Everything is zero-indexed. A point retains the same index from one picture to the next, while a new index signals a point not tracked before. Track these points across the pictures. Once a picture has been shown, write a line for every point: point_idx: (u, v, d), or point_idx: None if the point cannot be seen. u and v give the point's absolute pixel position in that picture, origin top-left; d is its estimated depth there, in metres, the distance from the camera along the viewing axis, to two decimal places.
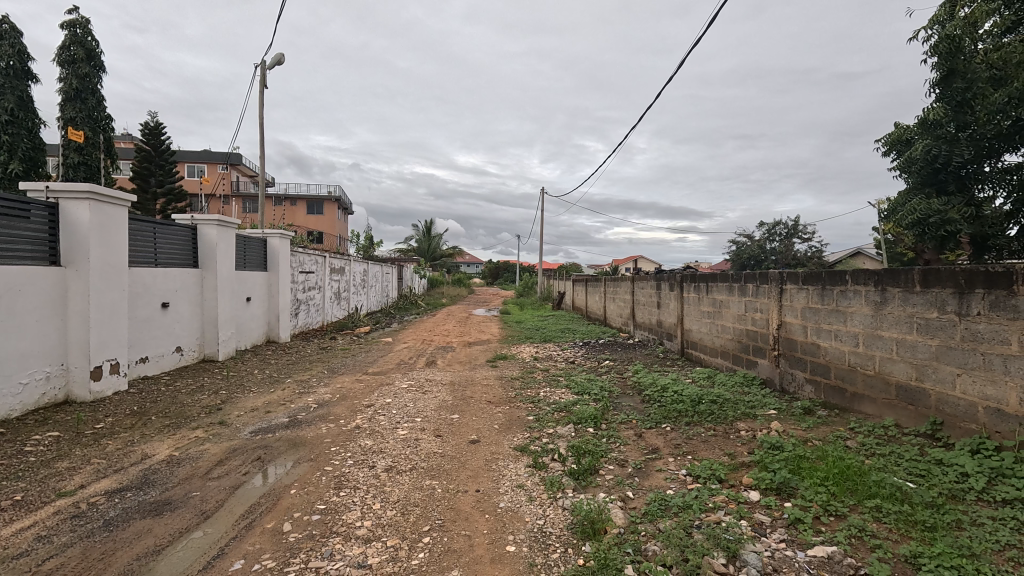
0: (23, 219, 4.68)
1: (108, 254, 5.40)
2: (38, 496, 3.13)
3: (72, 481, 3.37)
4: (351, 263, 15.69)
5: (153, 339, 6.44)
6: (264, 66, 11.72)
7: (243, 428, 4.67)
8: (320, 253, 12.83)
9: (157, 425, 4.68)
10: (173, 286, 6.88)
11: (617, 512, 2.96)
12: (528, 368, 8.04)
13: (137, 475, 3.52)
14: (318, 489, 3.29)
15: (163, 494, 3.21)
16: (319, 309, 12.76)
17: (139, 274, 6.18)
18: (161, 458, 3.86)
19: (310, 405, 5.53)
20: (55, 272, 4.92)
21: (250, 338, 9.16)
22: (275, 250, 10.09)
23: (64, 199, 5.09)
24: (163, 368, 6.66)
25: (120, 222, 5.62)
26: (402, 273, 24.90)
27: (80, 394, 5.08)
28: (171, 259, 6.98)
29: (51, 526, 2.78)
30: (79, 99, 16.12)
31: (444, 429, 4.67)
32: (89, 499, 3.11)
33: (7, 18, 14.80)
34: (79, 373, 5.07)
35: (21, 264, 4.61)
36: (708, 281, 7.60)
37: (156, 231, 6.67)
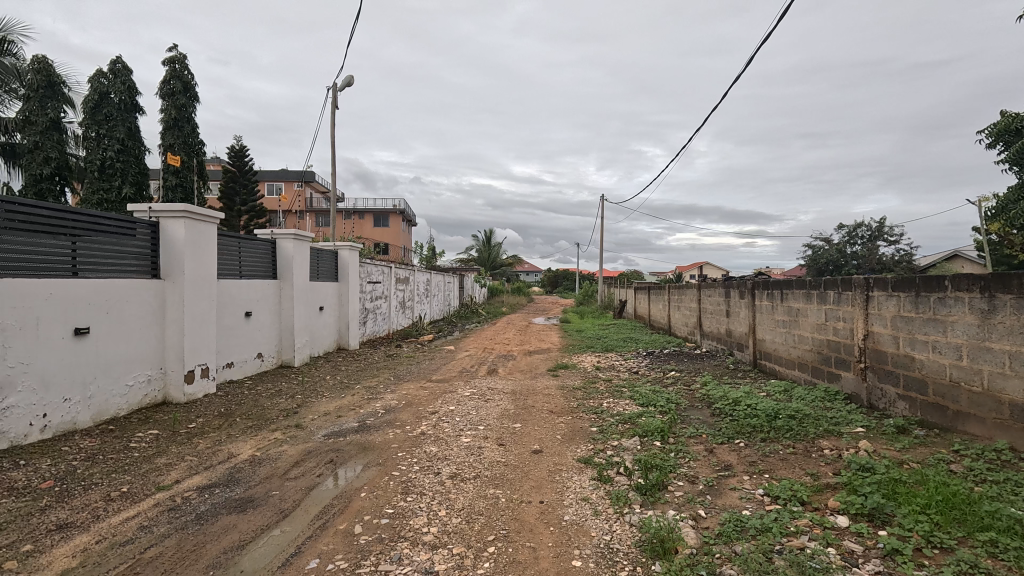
0: (130, 237, 5.22)
1: (200, 267, 5.89)
2: (141, 488, 3.44)
3: (169, 476, 3.67)
4: (415, 273, 16.18)
5: (237, 345, 6.94)
6: (335, 88, 12.47)
7: (317, 431, 4.90)
8: (386, 264, 13.34)
9: (241, 426, 5.02)
10: (255, 297, 7.38)
11: (688, 531, 2.82)
12: (590, 377, 7.91)
13: (224, 472, 3.78)
14: (386, 493, 3.39)
15: (246, 491, 3.43)
16: (385, 317, 13.26)
17: (226, 285, 6.69)
18: (245, 457, 4.14)
19: (378, 410, 5.72)
20: (155, 284, 5.42)
21: (323, 345, 9.66)
22: (345, 262, 10.60)
23: (163, 218, 5.61)
24: (246, 372, 7.16)
25: (211, 238, 6.13)
26: (463, 283, 25.42)
27: (176, 395, 5.56)
28: (253, 271, 7.50)
29: (152, 517, 3.04)
30: (177, 127, 17.79)
31: (507, 437, 4.68)
32: (184, 494, 3.37)
33: (119, 59, 16.64)
34: (175, 376, 5.56)
35: (129, 278, 5.14)
36: (783, 288, 7.16)
37: (241, 246, 7.21)
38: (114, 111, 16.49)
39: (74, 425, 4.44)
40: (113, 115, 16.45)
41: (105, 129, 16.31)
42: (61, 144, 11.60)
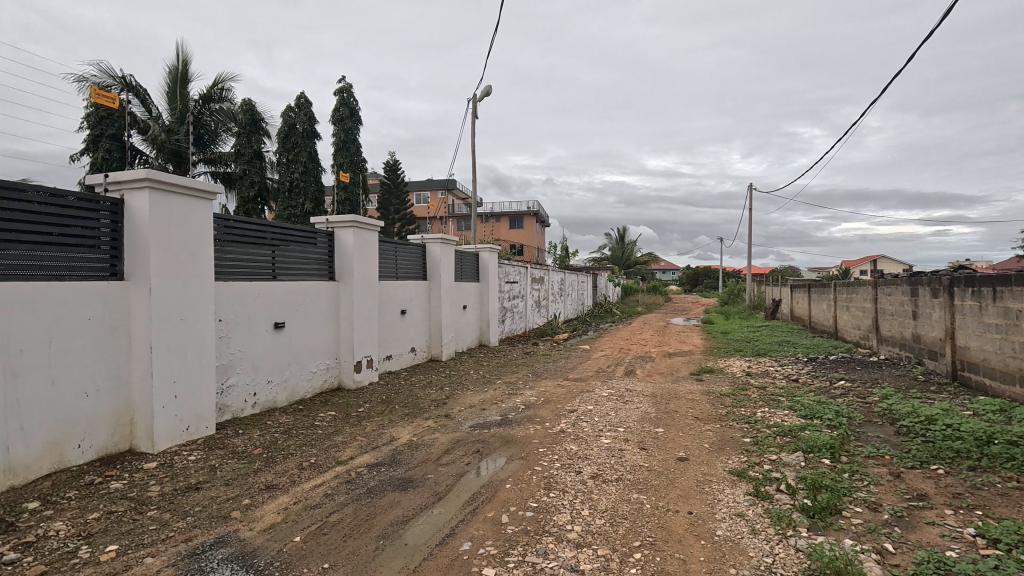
0: (313, 245, 6.10)
1: (365, 270, 6.66)
2: (325, 461, 4.00)
3: (345, 452, 4.22)
4: (550, 273, 16.44)
5: (395, 340, 7.73)
6: (475, 99, 13.23)
7: (464, 422, 5.24)
8: (522, 265, 13.77)
9: (400, 412, 5.57)
10: (409, 296, 8.14)
11: (871, 566, 2.44)
12: (739, 383, 7.28)
13: (388, 453, 4.23)
14: (530, 487, 3.49)
15: (407, 472, 3.80)
16: (522, 316, 13.70)
17: (385, 285, 7.48)
18: (404, 441, 4.58)
19: (518, 405, 5.92)
20: (331, 285, 6.27)
21: (466, 341, 10.31)
22: (486, 262, 11.17)
23: (337, 228, 6.47)
24: (403, 364, 7.94)
25: (374, 244, 6.90)
26: (597, 282, 25.20)
27: (348, 382, 6.38)
28: (407, 273, 8.28)
29: (334, 487, 3.51)
30: (345, 148, 20.39)
31: (649, 442, 4.51)
32: (357, 469, 3.85)
33: (302, 94, 19.59)
34: (347, 365, 6.38)
35: (312, 280, 6.01)
36: (997, 285, 5.84)
37: (397, 250, 8.01)
38: (299, 139, 19.47)
39: (274, 403, 5.34)
40: (298, 143, 19.43)
41: (292, 155, 19.33)
42: (262, 172, 13.38)
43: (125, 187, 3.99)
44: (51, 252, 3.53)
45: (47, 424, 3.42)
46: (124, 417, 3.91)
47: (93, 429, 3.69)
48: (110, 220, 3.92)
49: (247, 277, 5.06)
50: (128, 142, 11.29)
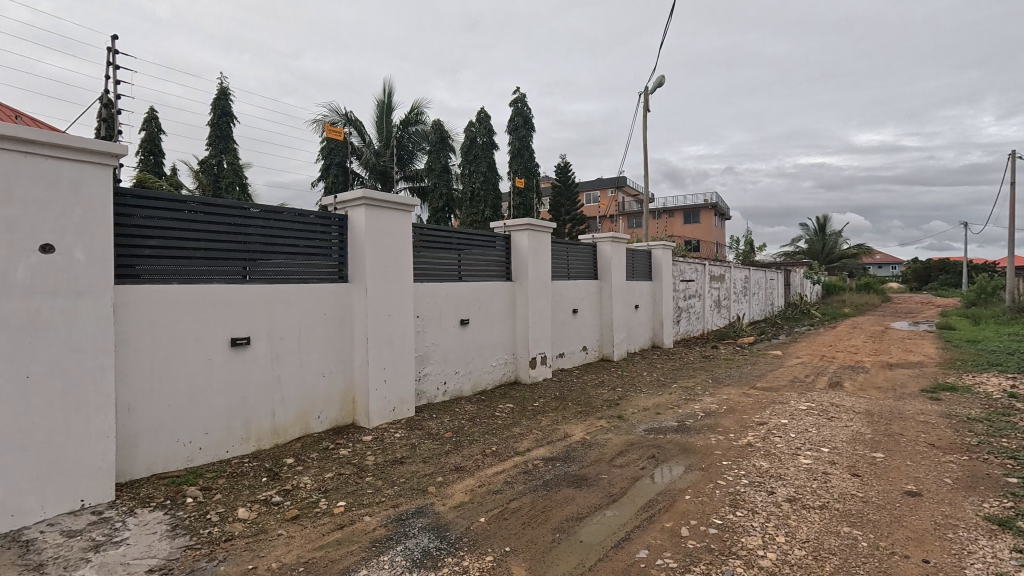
0: (492, 248, 6.56)
1: (539, 270, 6.93)
2: (505, 450, 4.27)
3: (523, 443, 4.45)
4: (731, 270, 15.04)
5: (567, 338, 7.89)
6: (647, 91, 12.80)
7: (638, 425, 5.10)
8: (700, 262, 12.86)
9: (573, 410, 5.66)
10: (580, 295, 8.23)
11: None
12: (998, 407, 5.70)
13: (563, 449, 4.33)
14: (712, 502, 3.23)
15: (581, 470, 3.84)
16: (700, 317, 12.80)
17: (558, 285, 7.69)
18: (578, 438, 4.64)
19: (697, 412, 5.54)
20: (508, 285, 6.68)
21: (639, 342, 10.03)
22: (659, 260, 10.71)
23: (513, 231, 6.86)
24: (575, 362, 8.07)
25: (547, 246, 7.14)
26: (789, 279, 22.26)
27: (524, 377, 6.72)
28: (579, 272, 8.38)
29: (513, 475, 3.72)
30: (519, 155, 21.54)
31: (864, 468, 3.81)
32: (534, 461, 4.02)
33: (482, 110, 21.28)
34: (523, 360, 6.73)
35: (492, 280, 6.48)
36: None
37: (569, 251, 8.16)
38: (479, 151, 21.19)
39: (461, 393, 5.90)
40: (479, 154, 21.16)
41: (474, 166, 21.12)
42: (448, 184, 14.20)
43: (348, 205, 4.80)
44: (300, 261, 4.42)
45: (298, 396, 4.31)
46: (349, 396, 4.72)
47: (328, 403, 4.54)
48: (338, 232, 4.76)
49: (438, 278, 5.68)
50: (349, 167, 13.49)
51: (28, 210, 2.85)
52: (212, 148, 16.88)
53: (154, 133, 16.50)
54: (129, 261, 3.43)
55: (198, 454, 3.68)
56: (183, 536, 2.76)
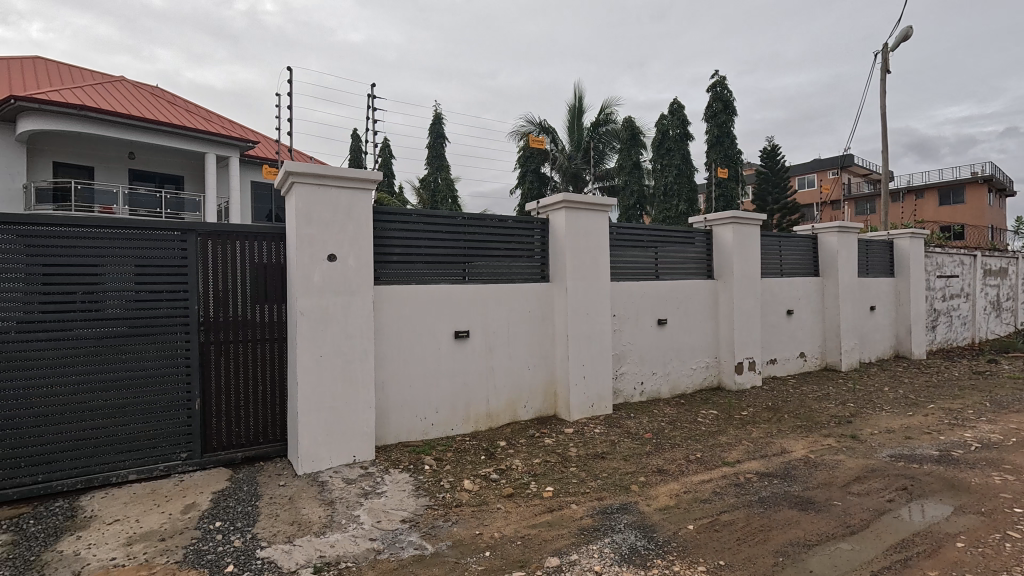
0: (691, 245, 6.22)
1: (746, 267, 6.33)
2: (711, 458, 4.02)
3: (731, 454, 4.12)
4: (1019, 262, 11.52)
5: (780, 342, 7.04)
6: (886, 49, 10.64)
7: (879, 449, 4.29)
8: (967, 252, 10.16)
9: (791, 424, 5.03)
10: (797, 295, 7.26)
11: None
12: None
13: (780, 466, 3.89)
14: (1000, 556, 2.55)
15: (806, 492, 3.40)
16: (967, 322, 10.11)
17: (769, 283, 6.91)
18: (799, 456, 4.11)
19: (969, 442, 4.40)
20: (710, 284, 6.25)
21: (876, 351, 8.39)
22: (904, 252, 8.80)
23: (715, 226, 6.40)
24: (789, 370, 7.16)
25: (756, 240, 6.47)
26: None
27: (729, 383, 6.23)
28: (794, 268, 7.40)
29: (723, 486, 3.48)
30: None
31: None
32: (746, 474, 3.70)
33: None
34: (727, 365, 6.24)
35: (692, 279, 6.14)
36: None
37: (782, 244, 7.26)
38: None
39: (659, 394, 5.75)
40: None
41: None
42: (640, 180, 13.84)
43: (549, 209, 5.08)
44: (508, 262, 4.85)
45: (508, 386, 4.73)
46: (551, 389, 5.00)
47: (533, 394, 4.88)
48: (541, 235, 5.07)
49: (634, 277, 5.62)
50: (543, 173, 14.16)
51: (321, 229, 3.72)
52: (430, 168, 19.60)
53: (389, 158, 19.84)
54: (382, 266, 4.20)
55: (430, 428, 4.32)
56: (425, 496, 3.29)
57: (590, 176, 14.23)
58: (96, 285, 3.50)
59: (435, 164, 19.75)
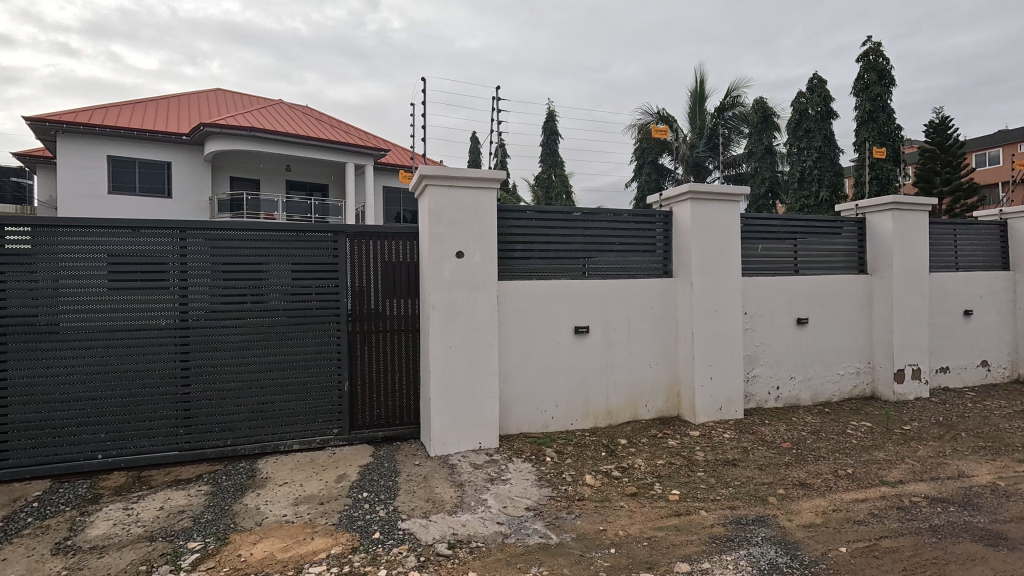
0: (839, 235, 5.55)
1: (910, 260, 5.50)
2: (865, 476, 3.56)
3: (892, 473, 3.62)
4: None
5: (954, 348, 6.01)
6: None
7: None
8: None
9: (970, 444, 4.27)
10: (978, 292, 6.13)
11: None
12: None
13: (958, 491, 3.33)
14: None
15: (995, 525, 2.87)
16: None
17: (940, 278, 5.92)
18: (983, 482, 3.48)
19: None
20: (862, 280, 5.53)
21: None
22: None
23: (870, 213, 5.64)
24: (967, 381, 6.08)
25: (922, 228, 5.58)
26: None
27: (885, 393, 5.47)
28: (974, 261, 6.25)
29: (882, 508, 3.07)
30: None
31: None
32: (912, 497, 3.22)
33: None
34: (884, 372, 5.48)
35: (839, 274, 5.48)
36: None
37: (958, 233, 6.17)
38: None
39: (798, 401, 5.23)
40: None
41: None
42: (773, 166, 12.69)
43: (673, 201, 4.86)
44: (629, 257, 4.74)
45: (628, 384, 4.63)
46: (674, 388, 4.80)
47: (654, 393, 4.73)
48: (664, 229, 4.88)
49: (769, 272, 5.16)
50: (662, 164, 13.67)
51: (450, 227, 3.96)
52: (545, 164, 19.83)
53: (505, 157, 20.40)
54: (505, 262, 4.35)
55: (550, 422, 4.39)
56: (548, 487, 3.36)
57: (715, 164, 13.42)
58: (268, 280, 4.09)
59: (550, 160, 19.90)
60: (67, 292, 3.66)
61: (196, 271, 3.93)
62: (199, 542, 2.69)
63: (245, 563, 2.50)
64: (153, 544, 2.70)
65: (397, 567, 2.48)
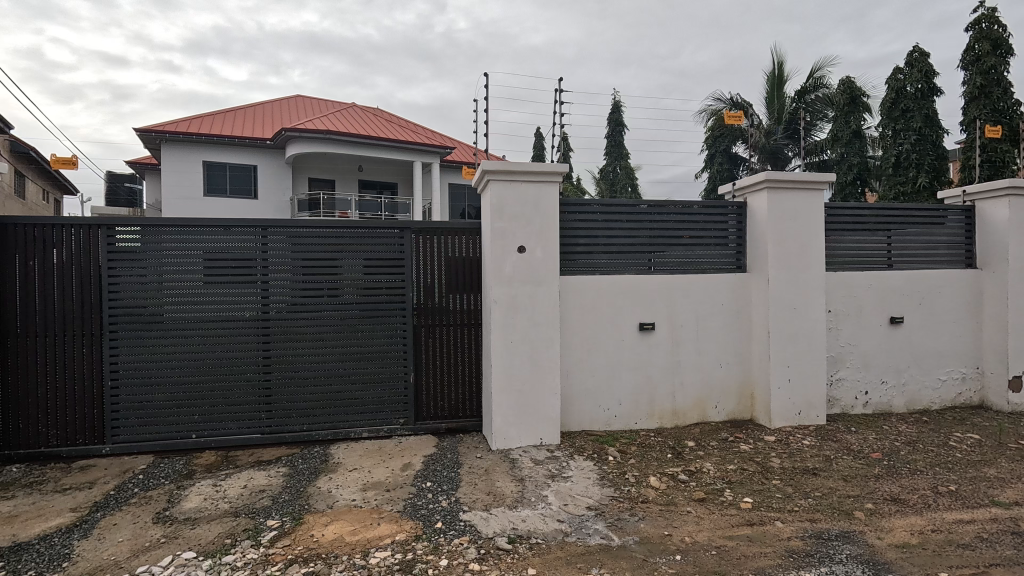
0: (942, 225, 4.98)
1: None
2: (972, 494, 3.18)
3: (1005, 492, 3.20)
4: None
5: None
6: None
7: None
8: None
9: None
10: None
11: None
12: None
13: None
14: None
15: None
16: None
17: None
18: None
19: None
20: (969, 275, 4.95)
21: None
22: None
23: (980, 200, 5.02)
24: None
25: None
26: None
27: (997, 402, 4.88)
28: None
29: (993, 532, 2.73)
30: None
31: None
32: None
33: None
34: (995, 379, 4.88)
35: (942, 268, 4.93)
36: None
37: None
38: None
39: (890, 407, 4.78)
40: None
41: None
42: (862, 151, 11.49)
43: (748, 191, 4.57)
44: (698, 251, 4.52)
45: (697, 383, 4.43)
46: (747, 390, 4.53)
47: (725, 395, 4.49)
48: (737, 221, 4.61)
49: (857, 266, 4.73)
50: (736, 153, 12.95)
51: (512, 222, 3.95)
52: (610, 157, 19.42)
53: (568, 151, 20.17)
54: (568, 256, 4.29)
55: (613, 420, 4.29)
56: (610, 487, 3.28)
57: (795, 152, 12.52)
58: (341, 275, 4.28)
59: (615, 153, 19.42)
60: (168, 285, 4.02)
61: (277, 266, 4.19)
62: (278, 521, 2.87)
63: (317, 543, 2.64)
64: (237, 519, 2.91)
65: (458, 558, 2.51)
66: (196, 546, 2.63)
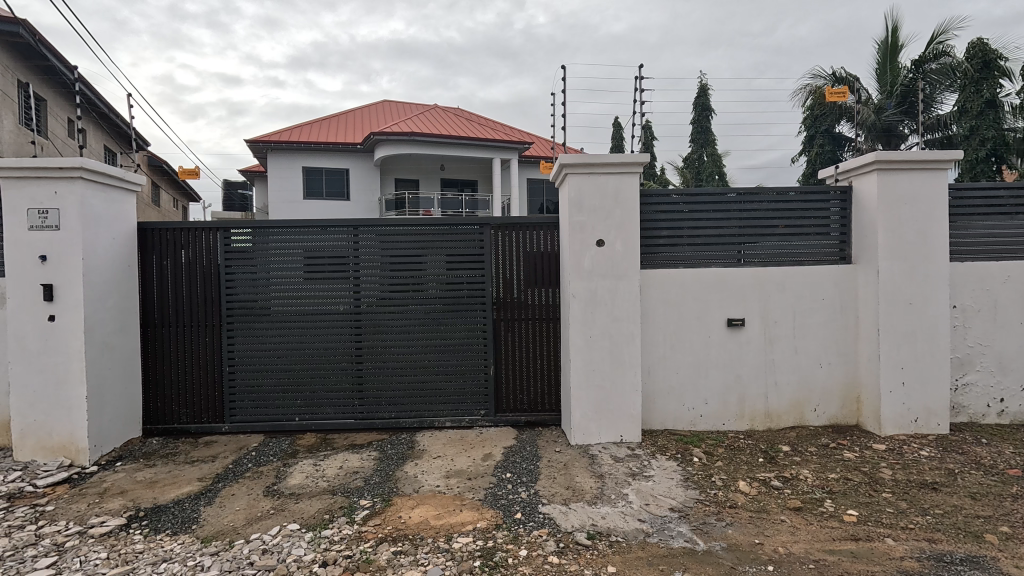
0: None
1: None
2: None
3: None
4: None
5: None
6: None
7: None
8: None
9: None
10: None
11: None
12: None
13: None
14: None
15: None
16: None
17: None
18: None
19: None
20: None
21: None
22: None
23: None
24: None
25: None
26: None
27: None
28: None
29: None
30: None
31: None
32: None
33: None
34: None
35: None
36: None
37: None
38: None
39: None
40: None
41: None
42: (998, 123, 10.00)
43: (854, 174, 4.15)
44: (795, 242, 4.19)
45: (793, 384, 4.12)
46: (853, 393, 4.14)
47: (826, 397, 4.13)
48: (840, 207, 4.20)
49: (989, 256, 4.14)
50: (839, 132, 11.81)
51: (591, 215, 3.90)
52: (695, 144, 18.50)
53: (650, 141, 19.50)
54: (650, 249, 4.15)
55: (699, 420, 4.11)
56: (694, 489, 3.15)
57: (912, 128, 11.17)
58: (425, 271, 4.46)
59: (701, 139, 18.47)
60: (274, 281, 4.43)
61: (367, 263, 4.46)
62: (369, 501, 3.08)
63: (404, 524, 2.79)
64: (334, 497, 3.15)
65: (537, 550, 2.54)
66: (300, 519, 2.89)
